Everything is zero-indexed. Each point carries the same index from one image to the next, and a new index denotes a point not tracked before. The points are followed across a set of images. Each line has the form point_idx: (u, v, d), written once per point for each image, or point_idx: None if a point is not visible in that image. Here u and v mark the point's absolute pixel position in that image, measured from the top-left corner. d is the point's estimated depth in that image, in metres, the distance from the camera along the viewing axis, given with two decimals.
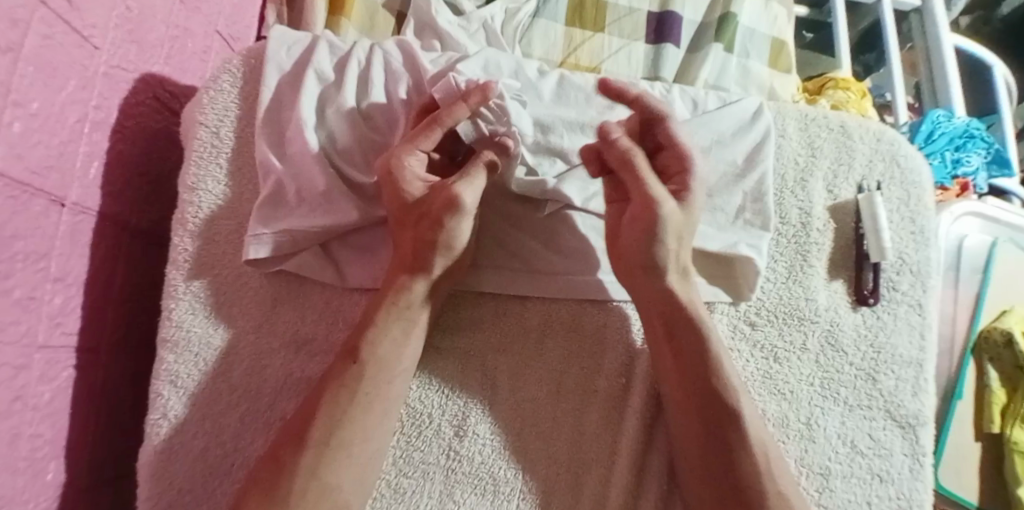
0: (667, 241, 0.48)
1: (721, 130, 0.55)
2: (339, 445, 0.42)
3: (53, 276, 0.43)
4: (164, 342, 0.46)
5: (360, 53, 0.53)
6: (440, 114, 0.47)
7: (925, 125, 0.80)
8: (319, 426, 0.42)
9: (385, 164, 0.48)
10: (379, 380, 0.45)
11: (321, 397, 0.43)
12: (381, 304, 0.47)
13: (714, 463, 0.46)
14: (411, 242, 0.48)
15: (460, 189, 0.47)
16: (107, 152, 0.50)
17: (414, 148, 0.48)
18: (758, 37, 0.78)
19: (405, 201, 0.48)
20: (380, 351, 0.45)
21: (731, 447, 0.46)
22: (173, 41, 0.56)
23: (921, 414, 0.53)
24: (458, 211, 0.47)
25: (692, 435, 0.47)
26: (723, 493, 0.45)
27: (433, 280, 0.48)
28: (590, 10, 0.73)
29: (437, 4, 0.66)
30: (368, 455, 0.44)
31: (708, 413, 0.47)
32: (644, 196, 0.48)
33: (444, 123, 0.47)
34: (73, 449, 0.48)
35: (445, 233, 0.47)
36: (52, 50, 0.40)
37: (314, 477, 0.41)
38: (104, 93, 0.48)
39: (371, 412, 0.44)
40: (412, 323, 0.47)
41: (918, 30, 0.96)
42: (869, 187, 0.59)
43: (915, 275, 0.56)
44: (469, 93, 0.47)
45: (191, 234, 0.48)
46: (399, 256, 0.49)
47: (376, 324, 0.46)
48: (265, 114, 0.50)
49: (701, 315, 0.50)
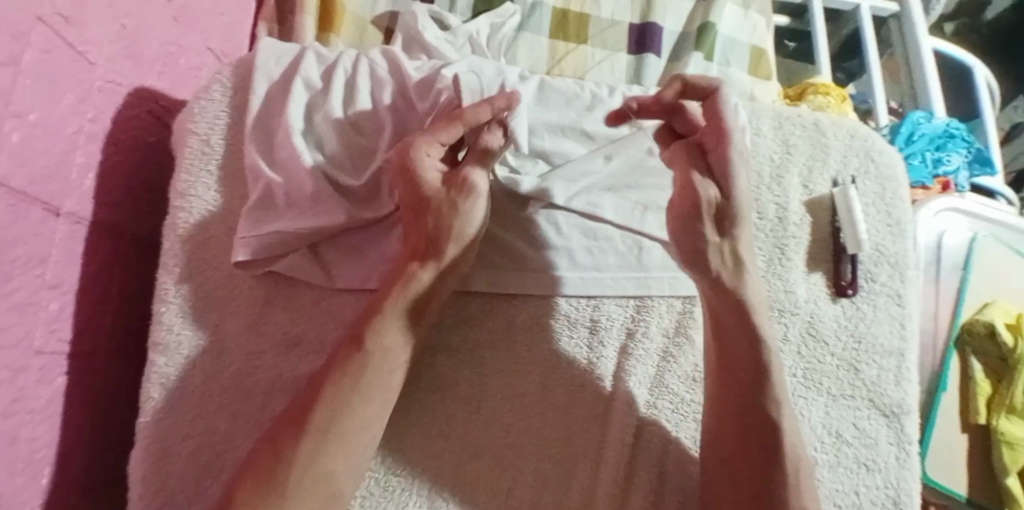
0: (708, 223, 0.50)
1: None
2: (339, 430, 0.43)
3: (50, 282, 0.45)
4: (155, 345, 0.47)
5: (346, 63, 0.55)
6: (463, 110, 0.48)
7: (904, 127, 0.82)
8: (319, 412, 0.43)
9: (402, 153, 0.48)
10: (381, 370, 0.45)
11: (322, 384, 0.44)
12: (390, 293, 0.48)
13: (745, 472, 0.47)
14: (422, 229, 0.49)
15: (473, 175, 0.49)
16: (102, 162, 0.51)
17: (432, 140, 0.48)
18: (738, 45, 0.80)
19: (419, 191, 0.49)
20: (383, 341, 0.46)
21: (751, 444, 0.48)
22: (167, 57, 0.58)
23: (905, 402, 0.54)
24: (471, 195, 0.49)
25: (726, 424, 0.49)
26: (731, 481, 0.47)
27: (444, 266, 0.49)
28: (573, 23, 0.76)
29: (424, 20, 0.68)
30: (367, 442, 0.44)
31: (739, 415, 0.48)
32: (687, 183, 0.49)
33: (466, 121, 0.48)
34: (66, 454, 0.48)
35: (460, 219, 0.49)
36: (51, 63, 0.42)
37: (315, 462, 0.42)
38: (100, 106, 0.49)
39: (367, 406, 0.44)
40: (422, 311, 0.48)
41: (896, 35, 0.98)
42: (844, 181, 0.60)
43: (892, 267, 0.57)
44: (494, 98, 0.48)
45: (182, 238, 0.50)
46: (410, 247, 0.50)
47: (378, 316, 0.47)
48: (255, 123, 0.52)
49: (751, 303, 0.51)
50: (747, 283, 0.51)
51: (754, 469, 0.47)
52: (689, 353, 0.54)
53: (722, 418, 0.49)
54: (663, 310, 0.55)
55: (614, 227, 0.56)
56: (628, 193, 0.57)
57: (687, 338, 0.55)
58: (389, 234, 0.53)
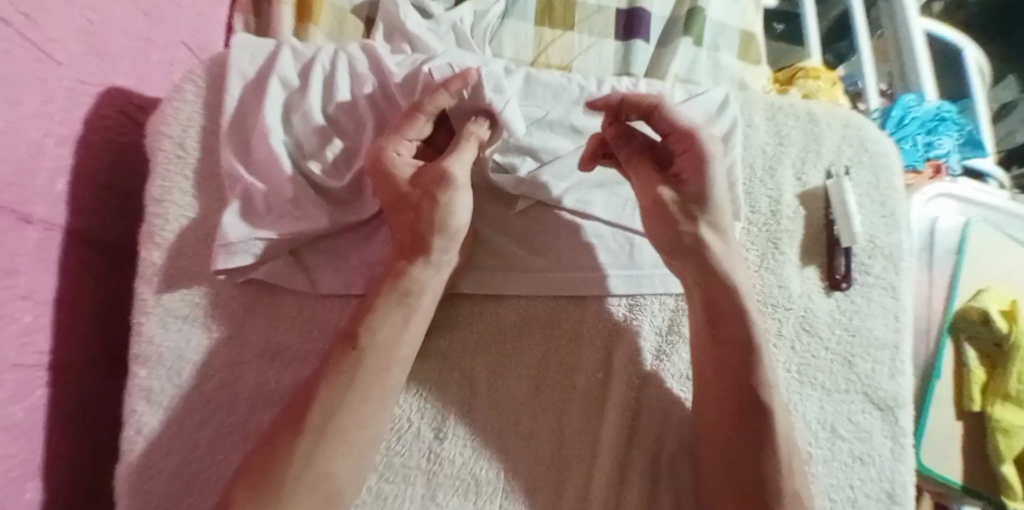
0: (679, 218, 0.50)
1: (705, 109, 0.57)
2: (335, 431, 0.42)
3: (21, 293, 0.43)
4: (135, 357, 0.45)
5: (324, 59, 0.53)
6: (423, 101, 0.48)
7: (896, 110, 0.80)
8: (315, 414, 0.42)
9: (373, 157, 0.48)
10: (377, 367, 0.45)
11: (319, 384, 0.43)
12: (381, 290, 0.47)
13: (735, 460, 0.46)
14: (406, 226, 0.49)
15: (450, 165, 0.48)
16: (73, 167, 0.49)
17: (400, 138, 0.49)
18: (728, 29, 0.78)
19: (397, 189, 0.48)
20: (378, 337, 0.45)
21: (737, 436, 0.47)
22: (137, 53, 0.55)
23: (900, 395, 0.54)
24: (449, 186, 0.48)
25: (720, 420, 0.48)
26: (725, 473, 0.46)
27: (432, 262, 0.47)
28: (559, 9, 0.73)
29: (405, 8, 0.66)
30: (364, 442, 0.43)
31: (722, 402, 0.48)
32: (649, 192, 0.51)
33: (426, 110, 0.48)
34: (49, 467, 0.47)
35: (440, 211, 0.47)
36: (11, 66, 0.40)
37: (308, 466, 0.41)
38: (67, 108, 0.47)
39: (359, 407, 0.43)
40: (412, 310, 0.47)
41: (887, 16, 0.97)
42: (838, 172, 0.59)
43: (887, 258, 0.57)
44: (449, 81, 0.48)
45: (160, 247, 0.48)
46: (397, 243, 0.49)
47: (372, 314, 0.46)
48: (230, 124, 0.50)
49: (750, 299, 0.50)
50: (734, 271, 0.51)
51: (746, 463, 0.46)
52: (682, 352, 0.54)
53: (715, 408, 0.48)
54: (655, 308, 0.54)
55: (603, 224, 0.55)
56: (619, 188, 0.56)
57: (679, 336, 0.54)
58: (372, 237, 0.52)
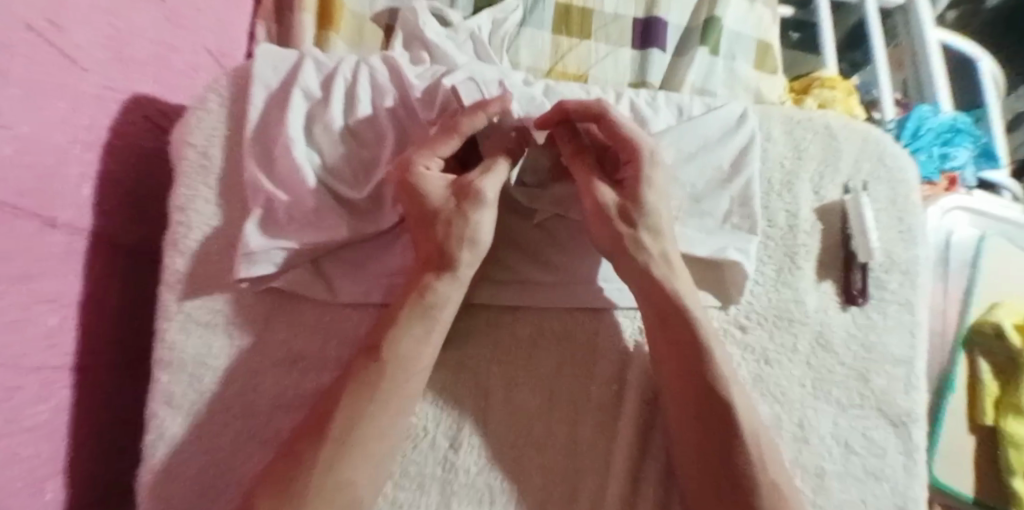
0: (619, 222, 0.50)
1: (707, 134, 0.56)
2: (356, 441, 0.42)
3: (46, 296, 0.43)
4: (159, 363, 0.46)
5: (345, 70, 0.54)
6: (460, 121, 0.49)
7: (911, 122, 0.79)
8: (337, 424, 0.43)
9: (403, 170, 0.49)
10: (399, 379, 0.45)
11: (340, 392, 0.44)
12: (406, 302, 0.47)
13: (728, 473, 0.45)
14: (432, 240, 0.48)
15: (482, 182, 0.49)
16: (99, 173, 0.50)
17: (432, 155, 0.49)
18: (744, 39, 0.78)
19: (424, 202, 0.48)
20: (400, 349, 0.45)
21: (732, 441, 0.45)
22: (162, 60, 0.56)
23: (914, 412, 0.54)
24: (478, 201, 0.48)
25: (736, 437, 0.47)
26: (721, 474, 0.45)
27: (459, 276, 0.48)
28: (576, 18, 0.74)
29: (424, 16, 0.66)
30: (383, 451, 0.44)
31: (717, 414, 0.46)
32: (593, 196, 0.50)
33: (461, 130, 0.49)
34: (72, 467, 0.48)
35: (468, 225, 0.48)
36: (39, 73, 0.40)
37: (331, 474, 0.41)
38: (93, 115, 0.48)
39: (378, 417, 0.44)
40: (435, 321, 0.47)
41: (903, 26, 0.96)
42: (856, 188, 0.59)
43: (903, 274, 0.57)
44: (486, 103, 0.49)
45: (183, 254, 0.49)
46: (421, 256, 0.49)
47: (399, 322, 0.46)
48: (252, 133, 0.51)
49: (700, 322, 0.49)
50: (677, 274, 0.50)
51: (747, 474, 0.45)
52: None
53: None
54: None
55: None
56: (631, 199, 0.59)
57: None
58: (393, 246, 0.53)
